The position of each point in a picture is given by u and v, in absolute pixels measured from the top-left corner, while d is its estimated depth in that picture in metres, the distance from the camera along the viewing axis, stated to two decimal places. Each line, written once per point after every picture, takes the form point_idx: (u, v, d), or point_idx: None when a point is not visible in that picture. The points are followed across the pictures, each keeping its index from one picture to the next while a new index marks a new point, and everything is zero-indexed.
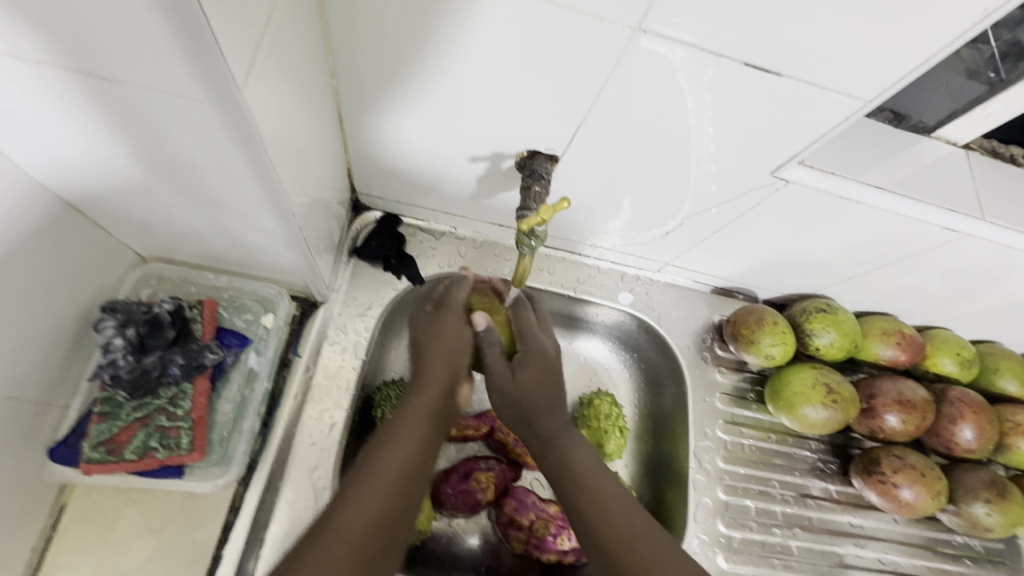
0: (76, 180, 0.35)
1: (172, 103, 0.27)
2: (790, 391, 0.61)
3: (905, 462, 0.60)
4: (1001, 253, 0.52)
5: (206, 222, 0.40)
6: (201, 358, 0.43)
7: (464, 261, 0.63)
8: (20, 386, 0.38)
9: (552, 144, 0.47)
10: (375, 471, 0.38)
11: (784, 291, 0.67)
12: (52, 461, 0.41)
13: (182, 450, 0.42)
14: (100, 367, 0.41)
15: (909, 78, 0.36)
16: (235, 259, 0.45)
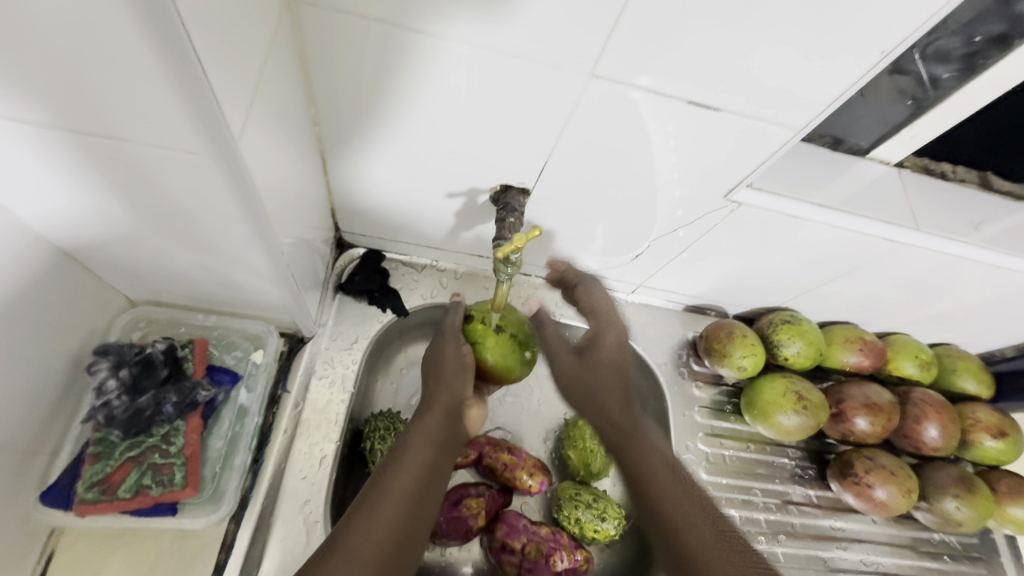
0: (71, 227, 0.36)
1: (173, 156, 0.30)
2: (765, 401, 0.64)
3: (877, 462, 0.62)
4: (940, 261, 0.56)
5: (199, 265, 0.42)
6: (195, 395, 0.45)
7: (447, 292, 0.66)
8: (13, 431, 0.38)
9: (523, 178, 0.51)
10: (387, 493, 0.42)
11: (751, 305, 0.71)
12: (44, 504, 0.41)
13: (175, 487, 0.42)
14: (94, 408, 0.42)
15: (830, 108, 0.41)
16: (225, 299, 0.47)
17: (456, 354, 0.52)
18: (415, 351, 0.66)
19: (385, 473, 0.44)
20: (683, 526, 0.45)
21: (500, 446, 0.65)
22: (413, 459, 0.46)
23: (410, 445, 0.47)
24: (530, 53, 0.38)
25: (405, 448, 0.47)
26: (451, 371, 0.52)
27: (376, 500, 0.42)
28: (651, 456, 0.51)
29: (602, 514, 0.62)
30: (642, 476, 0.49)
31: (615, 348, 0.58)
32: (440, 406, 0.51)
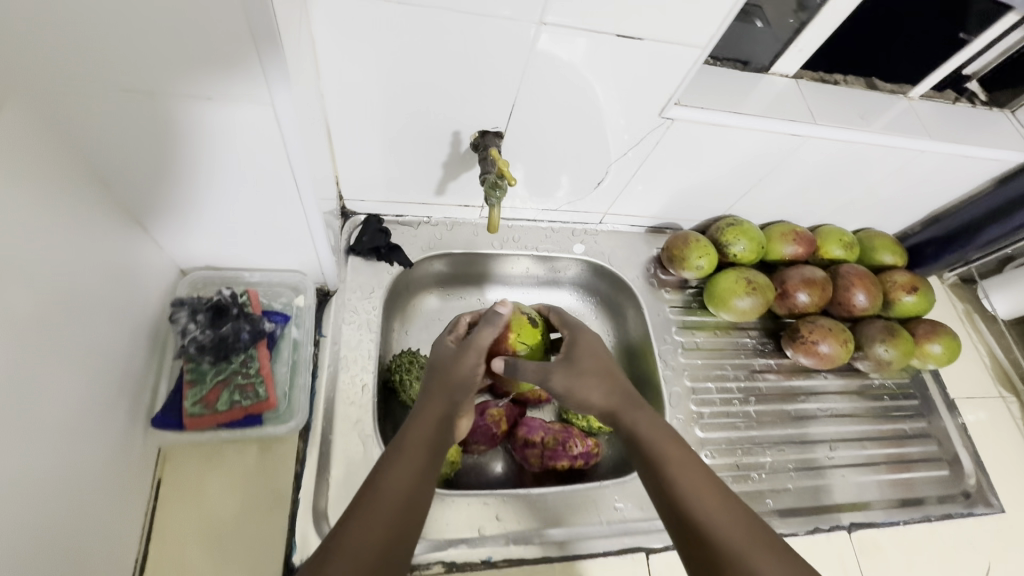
0: (150, 194, 0.48)
1: (246, 108, 0.41)
2: (721, 290, 0.76)
3: (818, 324, 0.75)
4: (840, 148, 0.69)
5: (247, 213, 0.52)
6: (262, 326, 0.57)
7: (443, 242, 0.76)
8: (126, 364, 0.49)
9: (496, 122, 0.61)
10: (385, 485, 0.46)
11: (702, 218, 0.83)
12: (154, 427, 0.52)
13: (260, 398, 0.55)
14: (188, 341, 0.55)
15: (724, 26, 0.52)
16: (262, 246, 0.57)
17: (472, 363, 0.59)
18: (426, 303, 0.79)
19: (379, 474, 0.47)
20: (700, 509, 0.48)
21: None
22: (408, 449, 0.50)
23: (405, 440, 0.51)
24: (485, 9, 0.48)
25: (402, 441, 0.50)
26: (457, 373, 0.58)
27: (369, 502, 0.45)
28: (679, 467, 0.51)
29: None
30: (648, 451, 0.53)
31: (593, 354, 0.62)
32: (435, 412, 0.54)
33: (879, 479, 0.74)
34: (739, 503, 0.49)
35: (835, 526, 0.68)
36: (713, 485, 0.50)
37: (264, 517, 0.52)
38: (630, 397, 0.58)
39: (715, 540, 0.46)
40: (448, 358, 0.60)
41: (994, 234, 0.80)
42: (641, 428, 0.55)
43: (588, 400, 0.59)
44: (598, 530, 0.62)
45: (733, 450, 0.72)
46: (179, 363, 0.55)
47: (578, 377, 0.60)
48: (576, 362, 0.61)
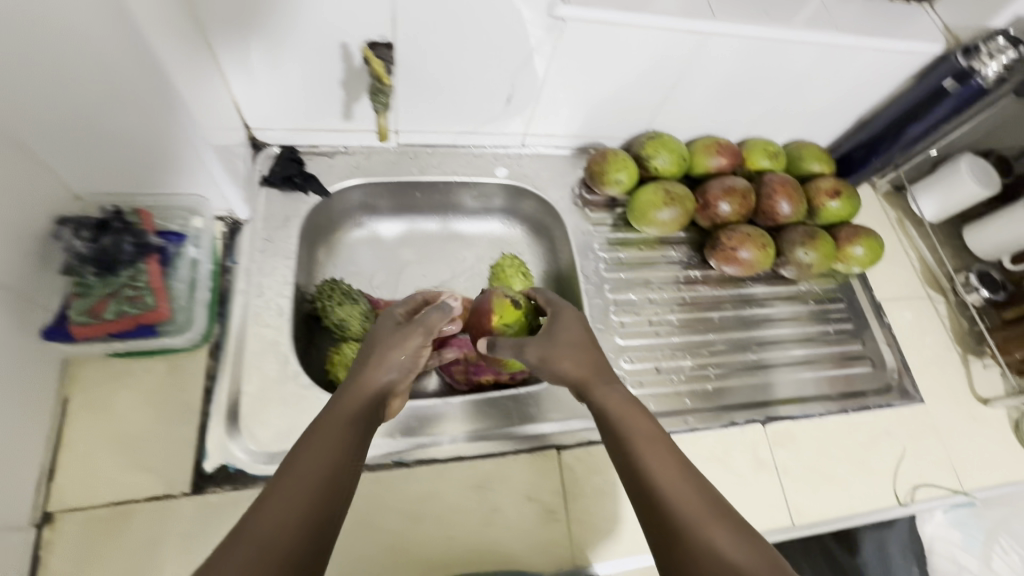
0: (6, 118, 0.44)
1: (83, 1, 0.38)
2: (641, 204, 0.77)
3: (738, 231, 0.76)
4: (743, 44, 0.70)
5: (126, 138, 0.50)
6: (149, 241, 0.56)
7: (361, 171, 0.76)
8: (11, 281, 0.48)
9: (381, 30, 0.60)
10: (307, 461, 0.41)
11: (625, 134, 0.83)
12: (45, 339, 0.51)
13: (150, 310, 0.55)
14: (71, 255, 0.53)
15: None
16: (153, 174, 0.56)
17: (413, 345, 0.54)
18: (352, 235, 0.80)
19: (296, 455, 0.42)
20: (681, 490, 0.42)
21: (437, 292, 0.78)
22: (335, 425, 0.45)
23: (336, 415, 0.46)
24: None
25: (330, 418, 0.46)
26: (397, 352, 0.53)
27: (283, 484, 0.40)
28: (642, 438, 0.46)
29: None
30: (625, 428, 0.47)
31: (575, 323, 0.58)
32: (367, 388, 0.49)
33: (800, 375, 0.76)
34: (701, 477, 0.44)
35: (750, 421, 0.70)
36: (674, 457, 0.45)
37: (173, 428, 0.54)
38: (602, 370, 0.53)
39: (678, 515, 0.40)
40: (389, 336, 0.55)
41: (916, 131, 0.81)
42: (613, 404, 0.50)
43: (561, 371, 0.54)
44: (517, 432, 0.63)
45: (654, 356, 0.74)
46: (66, 280, 0.54)
47: (569, 339, 0.56)
48: (560, 327, 0.57)
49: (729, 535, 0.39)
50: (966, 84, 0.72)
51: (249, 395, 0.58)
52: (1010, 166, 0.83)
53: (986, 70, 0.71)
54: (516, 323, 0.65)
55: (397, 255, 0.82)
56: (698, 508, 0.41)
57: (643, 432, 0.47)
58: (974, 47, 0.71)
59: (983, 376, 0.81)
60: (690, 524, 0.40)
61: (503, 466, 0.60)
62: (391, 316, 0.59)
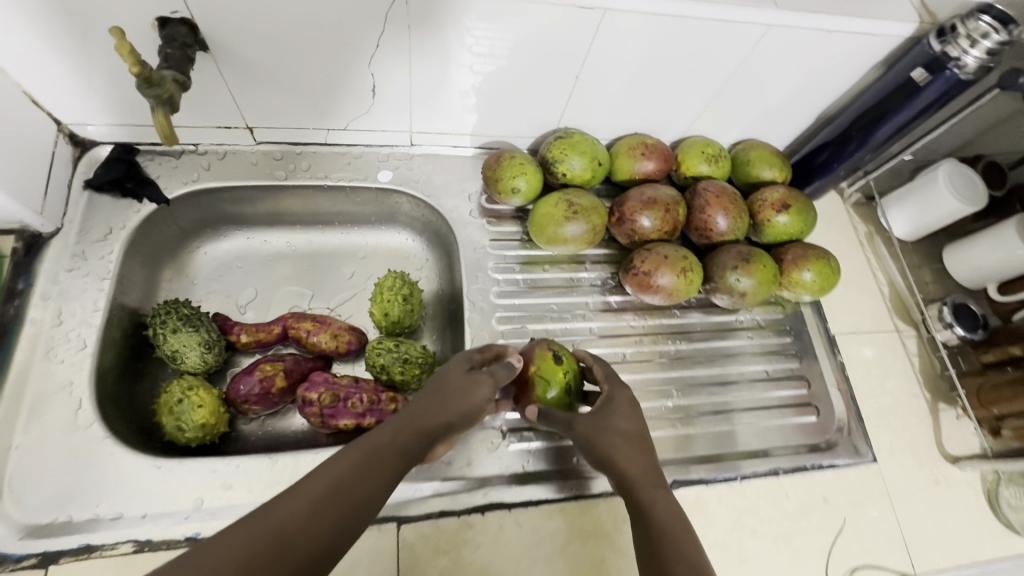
0: None
1: None
2: (540, 217, 0.64)
3: (654, 252, 0.64)
4: (654, 25, 0.57)
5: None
6: None
7: (212, 173, 0.65)
8: None
9: (173, 5, 0.49)
10: (335, 490, 0.38)
11: (534, 132, 0.71)
12: None
13: None
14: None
15: None
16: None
17: (483, 391, 0.49)
18: (214, 248, 0.70)
19: (331, 464, 0.40)
20: None
21: (303, 316, 0.66)
22: (376, 462, 0.41)
23: (382, 448, 0.42)
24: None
25: (376, 449, 0.42)
26: (468, 392, 0.49)
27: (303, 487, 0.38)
28: (681, 554, 0.41)
29: (405, 355, 0.64)
30: (660, 539, 0.42)
31: (631, 412, 0.51)
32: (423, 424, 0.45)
33: (768, 424, 0.64)
34: None
35: None
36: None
37: None
38: (653, 472, 0.48)
39: None
40: (464, 378, 0.50)
41: (884, 134, 0.66)
42: (657, 511, 0.44)
43: (608, 460, 0.48)
44: None
45: None
46: None
47: (627, 426, 0.50)
48: (618, 409, 0.51)
49: None
50: (939, 74, 0.59)
51: (20, 449, 0.49)
52: (1003, 175, 0.69)
53: (964, 58, 0.56)
54: (558, 383, 0.53)
55: (268, 270, 0.71)
56: None
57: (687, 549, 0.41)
58: (951, 28, 0.57)
59: (953, 431, 0.68)
60: None
61: None
62: (472, 353, 0.54)
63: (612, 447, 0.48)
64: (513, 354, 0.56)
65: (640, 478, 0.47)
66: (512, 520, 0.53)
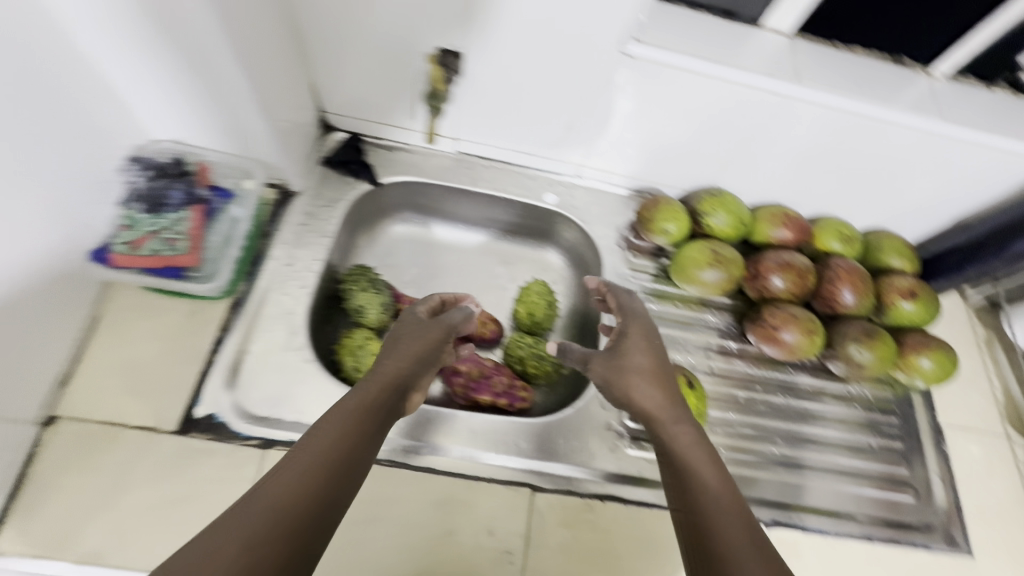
0: (117, 53, 0.52)
1: None
2: (685, 259, 0.73)
3: (784, 310, 0.71)
4: (831, 116, 0.65)
5: (85, 7, 0.47)
6: (196, 191, 0.63)
7: (416, 169, 0.78)
8: (76, 197, 0.54)
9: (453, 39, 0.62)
10: (325, 453, 0.41)
11: (687, 186, 0.80)
12: (89, 260, 0.57)
13: (179, 253, 0.60)
14: (134, 191, 0.61)
15: None
16: (134, 73, 0.54)
17: (433, 335, 0.57)
18: (395, 229, 0.82)
19: (309, 437, 0.42)
20: (737, 549, 0.41)
21: None
22: (349, 427, 0.44)
23: (351, 414, 0.45)
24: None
25: (349, 414, 0.45)
26: (425, 341, 0.56)
27: (287, 460, 0.40)
28: (708, 486, 0.46)
29: (542, 352, 0.73)
30: (682, 468, 0.48)
31: (644, 347, 0.57)
32: (388, 376, 0.50)
33: (865, 492, 0.68)
34: (760, 530, 0.43)
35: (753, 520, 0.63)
36: (732, 503, 0.45)
37: (176, 368, 0.58)
38: (673, 404, 0.53)
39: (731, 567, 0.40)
40: (412, 329, 0.57)
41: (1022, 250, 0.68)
42: (679, 443, 0.50)
43: (629, 396, 0.54)
44: (498, 461, 0.60)
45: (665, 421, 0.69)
46: (120, 214, 0.60)
47: (644, 365, 0.56)
48: (631, 347, 0.57)
49: None
50: None
51: (253, 355, 0.61)
52: None
53: None
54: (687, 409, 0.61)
55: (434, 256, 0.83)
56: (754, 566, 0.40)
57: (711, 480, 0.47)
58: None
59: None
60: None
61: (475, 490, 0.58)
62: (417, 308, 0.61)
63: (630, 386, 0.54)
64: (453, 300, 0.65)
65: (663, 412, 0.53)
66: (626, 513, 0.60)
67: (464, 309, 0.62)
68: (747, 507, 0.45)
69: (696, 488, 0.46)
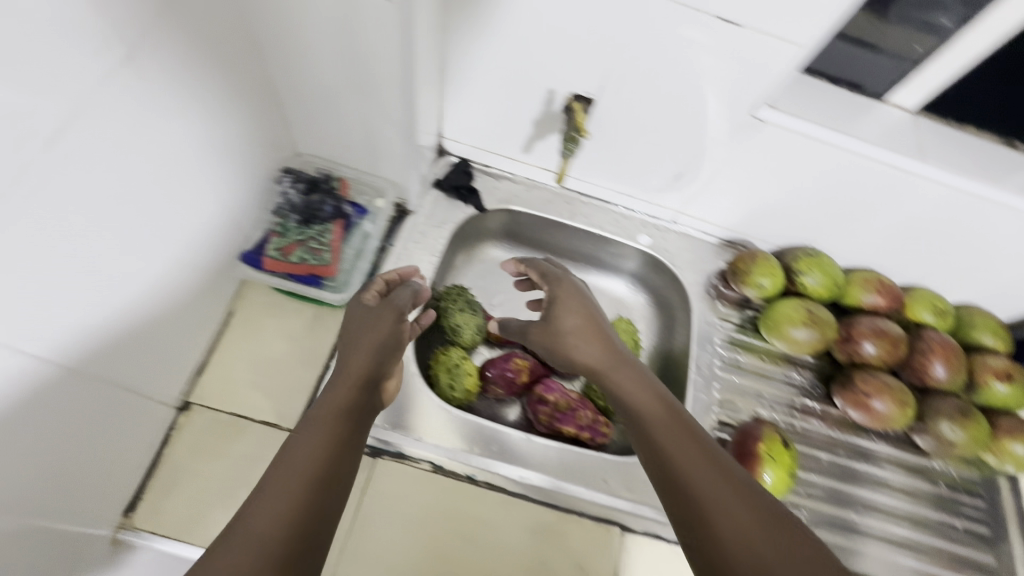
0: (305, 80, 0.59)
1: (383, 12, 0.48)
2: (779, 315, 0.74)
3: (877, 378, 0.71)
4: (949, 195, 0.66)
5: (283, 37, 0.55)
6: (340, 207, 0.70)
7: (519, 199, 0.81)
8: (229, 191, 0.60)
9: (589, 87, 0.64)
10: (305, 462, 0.42)
11: (781, 242, 0.81)
12: (242, 261, 0.64)
13: (322, 262, 0.66)
14: (289, 203, 0.69)
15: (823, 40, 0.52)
16: (313, 98, 0.62)
17: (390, 322, 0.55)
18: (489, 253, 0.85)
19: (286, 450, 0.43)
20: (706, 480, 0.43)
21: None
22: (326, 437, 0.44)
23: (320, 420, 0.45)
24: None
25: (314, 423, 0.45)
26: (386, 326, 0.55)
27: (270, 478, 0.40)
28: (661, 426, 0.47)
29: None
30: (636, 417, 0.49)
31: (579, 303, 0.58)
32: (352, 374, 0.49)
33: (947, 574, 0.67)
34: (722, 455, 0.45)
35: None
36: (690, 437, 0.46)
37: (297, 368, 0.62)
38: (619, 355, 0.54)
39: (701, 501, 0.42)
40: (365, 317, 0.55)
41: None
42: (630, 393, 0.51)
43: (570, 356, 0.56)
44: (588, 496, 0.62)
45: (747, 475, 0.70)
46: (273, 221, 0.68)
47: (580, 319, 0.57)
48: (559, 304, 0.59)
49: (748, 506, 0.41)
50: None
51: None
52: None
53: None
54: (779, 472, 0.62)
55: None
56: (728, 496, 0.42)
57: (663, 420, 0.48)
58: None
59: None
60: (708, 509, 0.41)
61: (566, 522, 0.60)
62: (364, 294, 0.60)
63: (568, 339, 0.56)
64: (408, 275, 0.64)
65: (615, 364, 0.53)
66: None
67: (412, 286, 0.62)
68: (706, 437, 0.47)
69: (654, 432, 0.47)
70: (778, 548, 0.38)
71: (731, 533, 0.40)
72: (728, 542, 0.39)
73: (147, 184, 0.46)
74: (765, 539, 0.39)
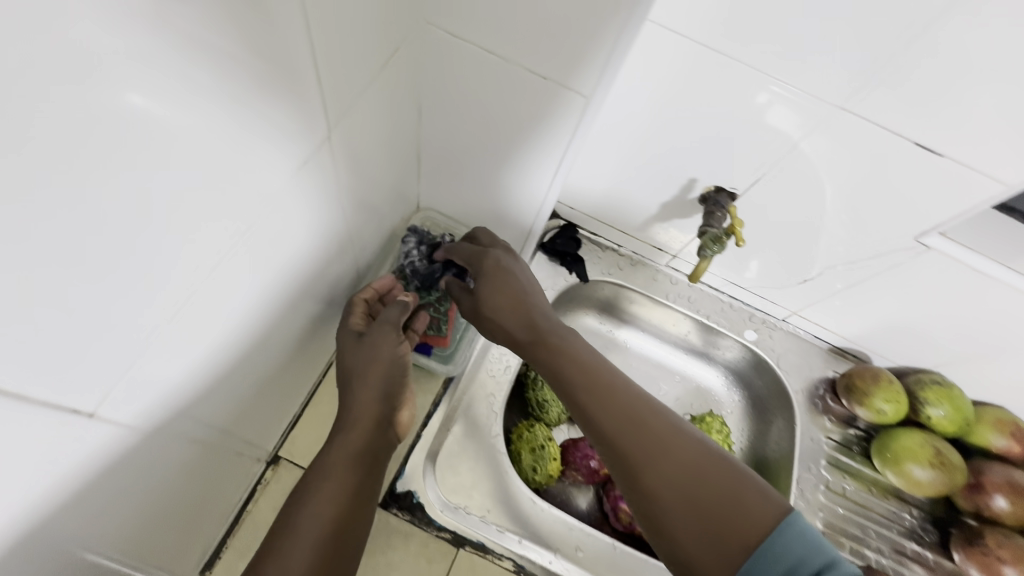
0: (450, 142, 0.60)
1: (567, 97, 0.49)
2: (900, 448, 0.68)
3: (1015, 542, 0.63)
4: None
5: (441, 104, 0.56)
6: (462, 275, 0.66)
7: (622, 273, 0.78)
8: (358, 244, 0.61)
9: (737, 183, 0.60)
10: (321, 521, 0.43)
11: (902, 362, 0.74)
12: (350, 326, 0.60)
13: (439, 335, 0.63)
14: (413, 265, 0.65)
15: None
16: (451, 157, 0.62)
17: (393, 353, 0.54)
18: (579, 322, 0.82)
19: (296, 507, 0.44)
20: (654, 451, 0.43)
21: None
22: (336, 491, 0.46)
23: (336, 473, 0.47)
24: (781, 71, 0.48)
25: (324, 476, 0.46)
26: (386, 353, 0.54)
27: (286, 544, 0.42)
28: (602, 402, 0.46)
29: None
30: (575, 393, 0.47)
31: (518, 272, 0.56)
32: (362, 423, 0.50)
33: None
34: (663, 418, 0.45)
35: None
36: (631, 410, 0.45)
37: None
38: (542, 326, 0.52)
39: (649, 475, 0.42)
40: (357, 348, 0.54)
41: None
42: (569, 368, 0.49)
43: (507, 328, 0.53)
44: None
45: None
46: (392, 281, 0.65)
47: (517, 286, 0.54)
48: (492, 271, 0.55)
49: (694, 466, 0.42)
50: None
51: (455, 437, 0.62)
52: None
53: None
54: None
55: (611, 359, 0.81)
56: (671, 461, 0.42)
57: (576, 398, 0.47)
58: None
59: None
60: (659, 483, 0.41)
61: None
62: (352, 317, 0.57)
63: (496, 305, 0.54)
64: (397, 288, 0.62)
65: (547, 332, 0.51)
66: None
67: (400, 303, 0.59)
68: (645, 400, 0.46)
69: (593, 409, 0.46)
70: (722, 498, 0.40)
71: (682, 500, 0.40)
72: (686, 508, 0.40)
73: (294, 247, 0.44)
74: (714, 495, 0.40)
